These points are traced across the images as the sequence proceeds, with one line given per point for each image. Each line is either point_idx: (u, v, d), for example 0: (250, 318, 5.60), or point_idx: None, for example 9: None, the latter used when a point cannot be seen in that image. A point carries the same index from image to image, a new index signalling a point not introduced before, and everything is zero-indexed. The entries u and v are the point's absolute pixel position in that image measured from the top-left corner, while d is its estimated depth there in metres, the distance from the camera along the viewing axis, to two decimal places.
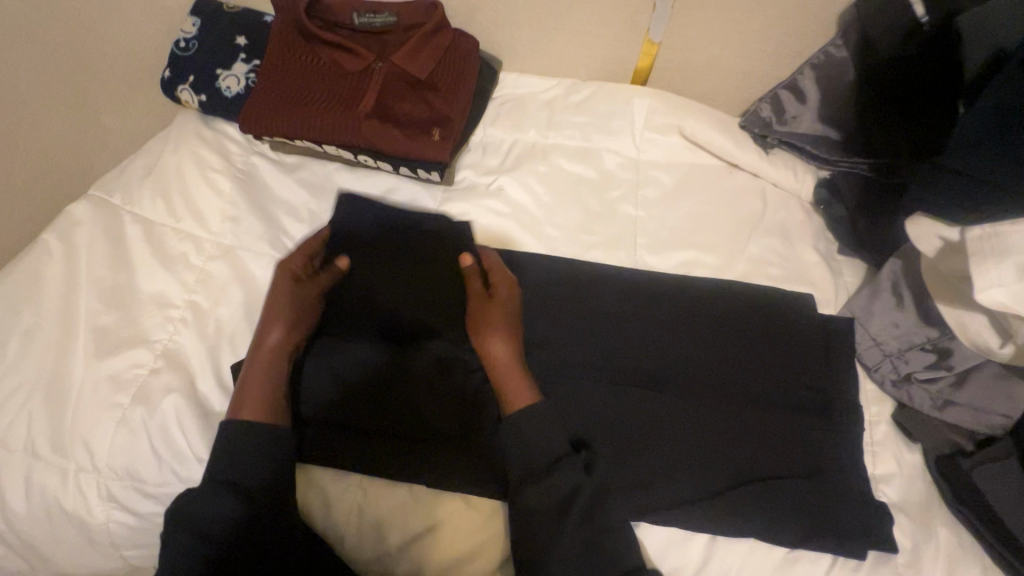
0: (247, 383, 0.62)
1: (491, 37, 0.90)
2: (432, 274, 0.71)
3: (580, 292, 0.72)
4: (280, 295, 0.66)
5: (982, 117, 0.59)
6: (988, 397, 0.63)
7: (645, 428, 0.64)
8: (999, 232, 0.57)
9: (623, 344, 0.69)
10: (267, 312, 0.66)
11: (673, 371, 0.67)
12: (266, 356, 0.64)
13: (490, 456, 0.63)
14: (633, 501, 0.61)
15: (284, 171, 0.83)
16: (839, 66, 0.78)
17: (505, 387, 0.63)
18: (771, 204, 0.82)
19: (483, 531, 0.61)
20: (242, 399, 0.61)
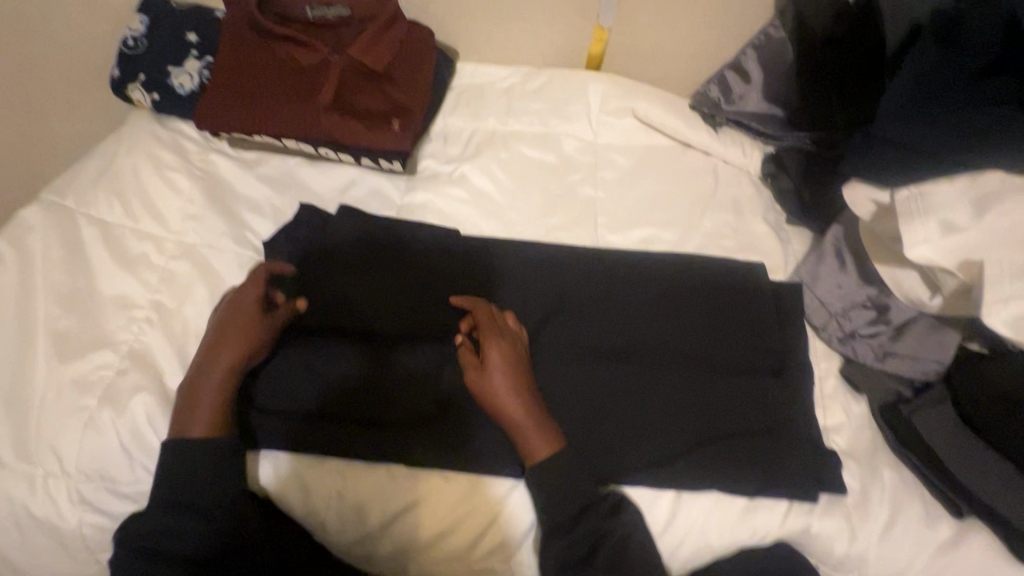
0: (196, 399, 0.61)
1: (447, 28, 0.92)
2: (404, 269, 0.71)
3: (545, 273, 0.74)
4: (238, 322, 0.64)
5: (904, 92, 0.62)
6: (924, 346, 0.68)
7: (611, 398, 0.66)
8: (924, 193, 0.62)
9: (588, 322, 0.71)
10: (223, 339, 0.64)
11: (636, 343, 0.70)
12: (221, 383, 0.62)
13: (469, 434, 0.64)
14: (602, 467, 0.63)
15: (245, 168, 0.83)
16: (777, 48, 0.85)
17: (526, 445, 0.61)
18: (722, 180, 0.87)
19: (469, 505, 0.62)
20: (189, 417, 0.61)
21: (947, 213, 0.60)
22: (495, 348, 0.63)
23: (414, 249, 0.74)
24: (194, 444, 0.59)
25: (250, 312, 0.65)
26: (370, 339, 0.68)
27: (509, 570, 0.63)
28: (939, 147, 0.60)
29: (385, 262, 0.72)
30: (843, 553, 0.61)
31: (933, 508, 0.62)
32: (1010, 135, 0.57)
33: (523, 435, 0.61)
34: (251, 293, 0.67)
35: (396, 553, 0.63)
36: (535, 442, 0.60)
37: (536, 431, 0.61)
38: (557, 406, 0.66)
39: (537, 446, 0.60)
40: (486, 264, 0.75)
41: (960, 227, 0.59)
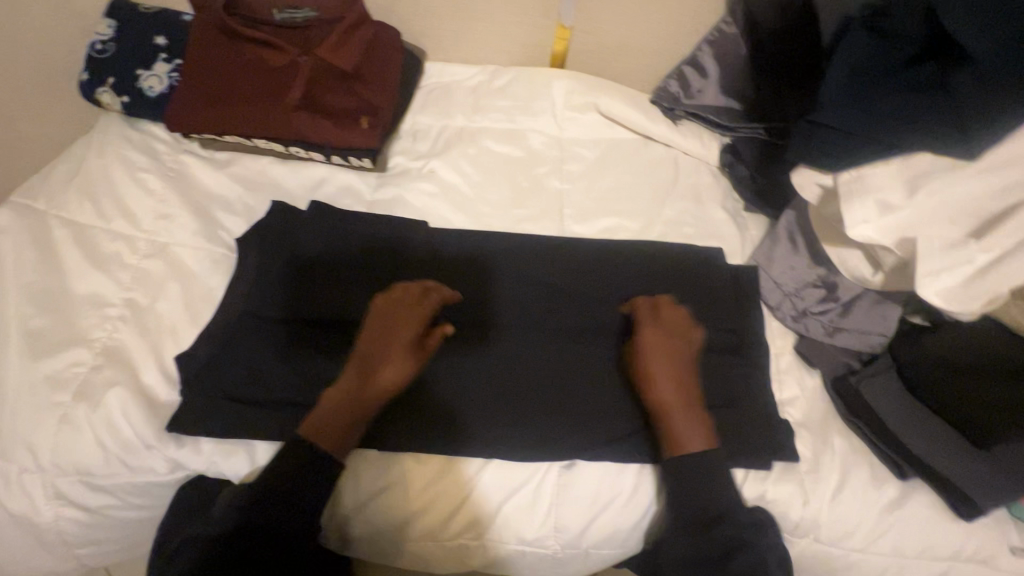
0: (326, 407, 0.62)
1: (414, 29, 0.94)
2: (398, 270, 0.75)
3: (515, 264, 0.77)
4: (396, 333, 0.65)
5: (842, 82, 0.66)
6: (869, 320, 0.72)
7: (584, 381, 0.68)
8: (862, 176, 0.65)
9: (562, 313, 0.73)
10: (381, 351, 0.64)
11: (603, 329, 0.72)
12: (343, 392, 0.62)
13: (463, 421, 0.65)
14: (569, 442, 0.65)
15: (217, 168, 0.84)
16: (731, 43, 0.88)
17: (675, 437, 0.62)
18: (683, 170, 0.90)
19: (441, 484, 0.64)
20: (326, 421, 0.61)
21: (885, 194, 0.63)
22: (646, 330, 0.66)
23: (393, 249, 0.76)
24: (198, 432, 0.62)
25: (417, 320, 0.66)
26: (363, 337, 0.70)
27: (482, 547, 0.65)
28: (874, 131, 0.63)
29: (362, 265, 0.75)
30: (798, 517, 0.65)
31: (879, 472, 0.66)
32: (942, 120, 0.59)
33: (696, 427, 0.63)
34: (397, 304, 0.67)
35: (374, 534, 0.64)
36: (689, 435, 0.62)
37: (698, 424, 0.63)
38: (538, 390, 0.67)
39: (697, 438, 0.62)
40: (472, 260, 0.77)
41: (896, 207, 0.62)
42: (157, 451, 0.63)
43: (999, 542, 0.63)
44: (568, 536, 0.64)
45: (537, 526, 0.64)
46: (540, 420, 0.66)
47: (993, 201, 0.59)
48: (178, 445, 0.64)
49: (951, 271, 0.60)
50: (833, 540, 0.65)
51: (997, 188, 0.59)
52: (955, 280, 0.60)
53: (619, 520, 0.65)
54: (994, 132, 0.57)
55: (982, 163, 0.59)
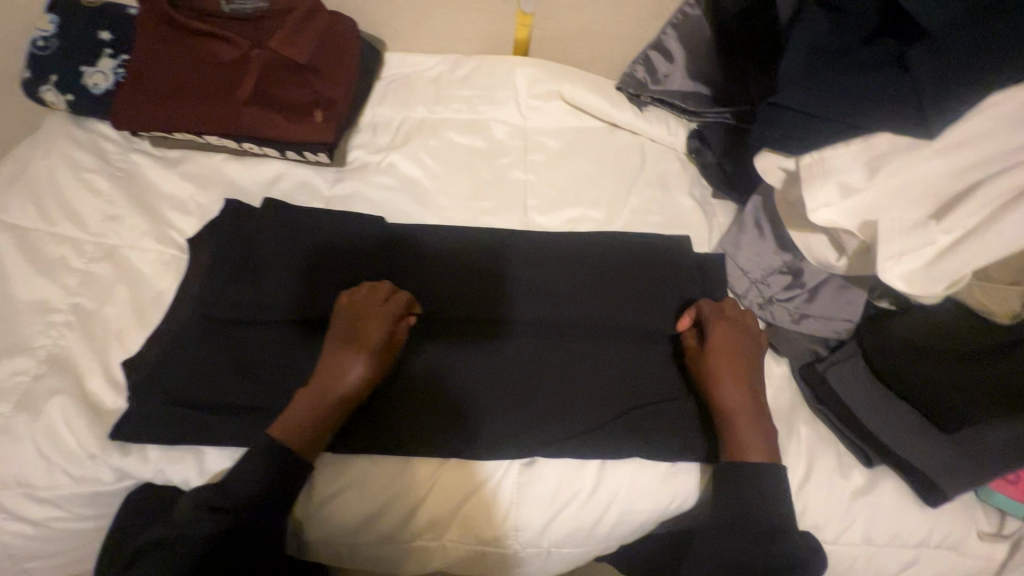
0: (294, 409, 0.60)
1: (370, 18, 0.92)
2: (397, 269, 0.73)
3: (531, 257, 0.75)
4: (362, 333, 0.63)
5: (797, 62, 0.66)
6: (835, 306, 0.70)
7: (588, 378, 0.67)
8: (824, 157, 0.62)
9: (575, 305, 0.71)
10: (346, 351, 0.62)
11: (574, 323, 0.70)
12: (313, 391, 0.61)
13: (481, 421, 0.64)
14: (530, 438, 0.64)
15: (168, 166, 0.82)
16: (695, 26, 0.87)
17: (739, 445, 0.62)
18: (649, 158, 0.88)
19: (403, 482, 0.63)
20: (292, 422, 0.59)
21: (846, 176, 0.61)
22: (719, 334, 0.67)
23: (408, 245, 0.75)
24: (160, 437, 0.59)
25: (386, 319, 0.65)
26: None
27: (442, 546, 0.64)
28: (833, 111, 0.61)
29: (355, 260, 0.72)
30: None
31: (846, 460, 0.65)
32: (897, 98, 0.58)
33: (758, 435, 0.62)
34: (366, 302, 0.66)
35: (331, 536, 0.63)
36: (751, 442, 0.62)
37: (762, 436, 0.62)
38: (550, 388, 0.67)
39: (759, 447, 0.62)
40: (490, 254, 0.75)
41: (857, 188, 0.61)
42: (100, 460, 0.61)
43: (967, 528, 0.62)
44: (529, 534, 0.63)
45: (498, 526, 0.63)
46: (549, 418, 0.65)
47: (952, 181, 0.58)
48: (122, 453, 0.62)
49: (912, 254, 0.58)
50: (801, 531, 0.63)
51: (957, 166, 0.58)
52: (915, 264, 0.58)
53: (579, 517, 0.63)
54: (952, 109, 0.55)
55: (941, 141, 0.57)
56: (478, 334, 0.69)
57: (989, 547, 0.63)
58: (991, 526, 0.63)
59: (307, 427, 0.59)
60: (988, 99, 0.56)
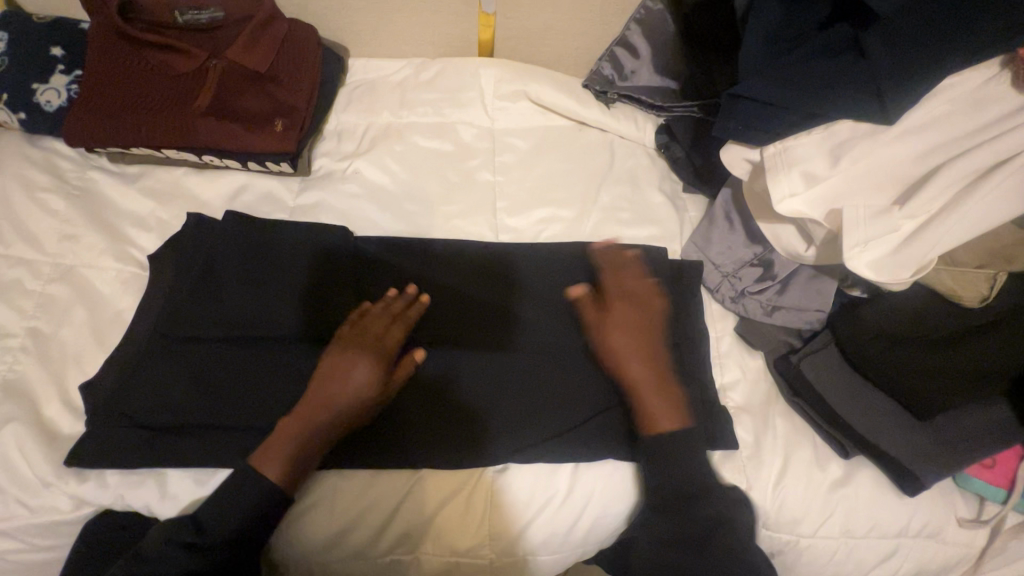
0: (274, 437, 0.58)
1: (330, 24, 0.90)
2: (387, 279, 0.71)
3: (536, 260, 0.74)
4: (360, 353, 0.62)
5: (756, 54, 0.65)
6: (807, 296, 0.70)
7: (578, 382, 0.66)
8: (788, 146, 0.62)
9: (576, 307, 0.70)
10: (335, 374, 0.61)
11: (556, 328, 0.69)
12: (298, 422, 0.59)
13: (481, 437, 0.63)
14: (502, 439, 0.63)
15: (126, 182, 0.80)
16: (658, 20, 0.85)
17: (648, 416, 0.61)
18: (619, 154, 0.88)
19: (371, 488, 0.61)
20: (271, 452, 0.57)
21: (808, 164, 0.60)
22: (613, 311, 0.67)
23: (408, 252, 0.74)
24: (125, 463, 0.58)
25: (388, 341, 0.64)
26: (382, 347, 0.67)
27: (416, 560, 0.63)
28: (794, 100, 0.60)
29: (344, 272, 0.71)
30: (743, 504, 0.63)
31: (822, 451, 0.65)
32: (859, 84, 0.57)
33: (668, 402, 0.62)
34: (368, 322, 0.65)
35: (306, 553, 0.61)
36: (659, 412, 0.61)
37: (670, 402, 0.62)
38: (548, 397, 0.65)
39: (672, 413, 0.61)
40: (487, 258, 0.73)
41: (820, 176, 0.60)
42: (57, 488, 0.60)
43: (946, 514, 0.62)
44: (504, 542, 0.62)
45: (472, 535, 0.62)
46: (541, 426, 0.64)
47: (914, 167, 0.57)
48: (80, 480, 0.60)
49: (877, 241, 0.57)
50: (779, 526, 0.63)
51: (919, 151, 0.57)
52: (883, 251, 0.58)
53: (554, 522, 0.63)
54: (911, 91, 0.55)
55: (903, 126, 0.57)
56: (481, 341, 0.68)
57: (969, 534, 0.62)
58: (970, 511, 0.63)
59: (289, 451, 0.58)
60: (944, 83, 0.56)
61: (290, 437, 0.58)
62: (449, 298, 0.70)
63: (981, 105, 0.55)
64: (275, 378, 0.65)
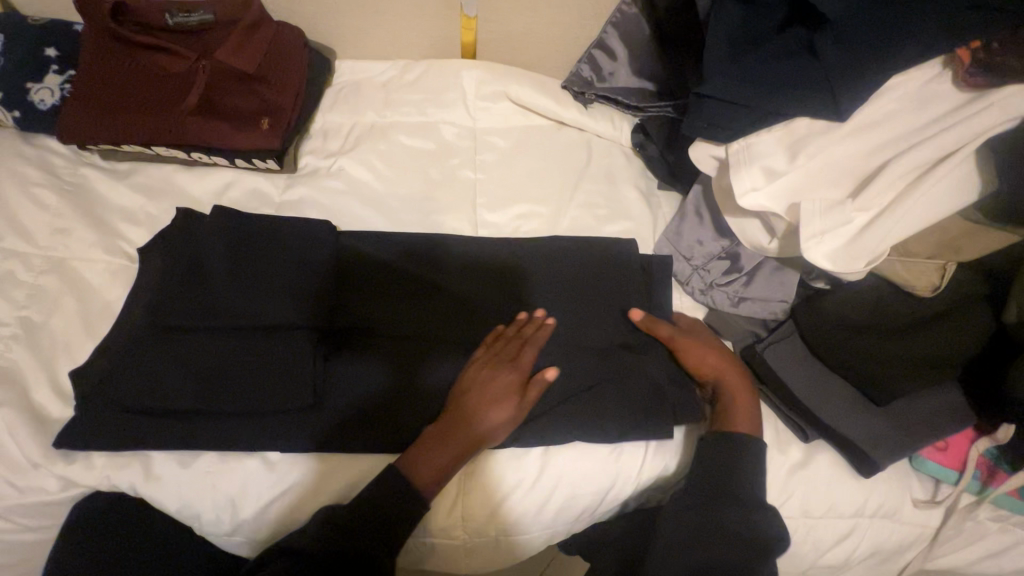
0: (427, 446, 0.62)
1: (316, 27, 0.93)
2: (392, 281, 0.74)
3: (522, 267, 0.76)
4: (497, 376, 0.65)
5: (721, 53, 0.65)
6: (772, 288, 0.72)
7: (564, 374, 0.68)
8: (750, 143, 0.65)
9: (551, 301, 0.73)
10: (486, 389, 0.64)
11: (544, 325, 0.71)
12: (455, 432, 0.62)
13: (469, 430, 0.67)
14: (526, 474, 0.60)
15: (116, 178, 0.82)
16: (634, 23, 0.88)
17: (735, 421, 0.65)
18: (595, 153, 0.91)
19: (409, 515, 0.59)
20: (423, 459, 0.62)
21: (767, 160, 0.63)
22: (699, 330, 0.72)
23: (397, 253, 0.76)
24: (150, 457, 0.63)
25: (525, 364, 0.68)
26: (378, 347, 0.70)
27: None
28: (753, 97, 0.63)
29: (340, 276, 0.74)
30: None
31: (784, 436, 0.68)
32: (815, 85, 0.60)
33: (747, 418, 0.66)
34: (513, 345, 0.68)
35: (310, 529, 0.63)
36: (745, 420, 0.65)
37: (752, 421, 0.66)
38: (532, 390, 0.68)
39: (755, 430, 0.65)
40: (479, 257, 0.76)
41: (779, 172, 0.63)
42: (45, 469, 0.62)
43: (901, 495, 0.65)
44: (476, 524, 0.65)
45: (444, 516, 0.65)
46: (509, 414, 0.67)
47: (865, 162, 0.60)
48: (67, 462, 0.62)
49: (832, 233, 0.60)
50: None
51: (869, 148, 0.60)
52: (838, 242, 0.60)
53: (524, 504, 0.65)
54: (860, 90, 0.57)
55: (854, 123, 0.60)
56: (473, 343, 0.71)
57: (924, 514, 0.65)
58: (925, 493, 0.66)
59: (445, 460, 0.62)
60: (890, 83, 0.59)
61: (449, 447, 0.62)
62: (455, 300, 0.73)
63: (928, 103, 0.58)
64: (273, 371, 0.65)
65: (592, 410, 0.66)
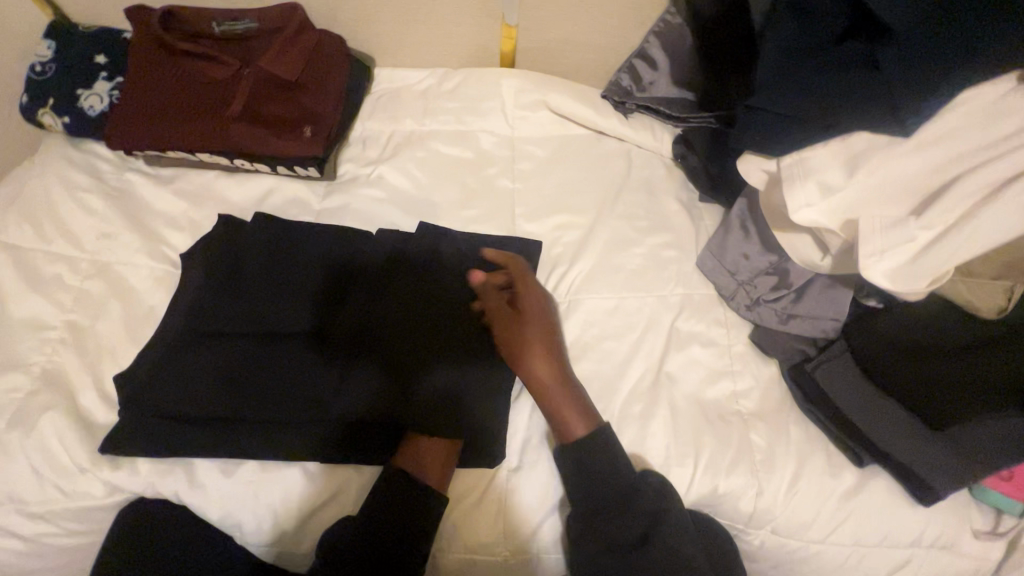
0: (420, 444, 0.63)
1: (357, 35, 0.93)
2: (400, 280, 0.69)
3: (537, 279, 0.78)
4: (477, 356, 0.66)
5: (770, 69, 0.66)
6: (822, 305, 0.70)
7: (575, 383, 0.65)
8: (804, 157, 0.63)
9: (593, 319, 0.74)
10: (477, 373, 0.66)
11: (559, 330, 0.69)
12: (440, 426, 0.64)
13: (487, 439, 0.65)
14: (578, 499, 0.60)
15: (160, 183, 0.83)
16: (677, 33, 0.88)
17: (564, 421, 0.63)
18: (635, 164, 0.89)
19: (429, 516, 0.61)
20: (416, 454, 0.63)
21: (825, 175, 0.61)
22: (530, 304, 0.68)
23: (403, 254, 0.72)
24: (199, 463, 0.63)
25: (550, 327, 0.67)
26: (377, 348, 0.66)
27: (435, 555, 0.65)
28: (811, 111, 0.61)
29: (350, 275, 0.72)
30: (750, 507, 0.64)
31: (835, 459, 0.66)
32: (880, 98, 0.57)
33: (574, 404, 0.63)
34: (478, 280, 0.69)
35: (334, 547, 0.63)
36: (571, 420, 0.63)
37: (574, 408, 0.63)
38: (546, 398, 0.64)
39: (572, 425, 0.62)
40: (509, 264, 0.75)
41: (836, 187, 0.61)
42: (91, 474, 0.62)
43: (960, 525, 0.62)
44: (518, 541, 0.64)
45: (487, 534, 0.64)
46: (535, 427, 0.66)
47: (929, 178, 0.58)
48: (113, 467, 0.63)
49: (894, 251, 0.58)
50: (788, 530, 0.65)
51: (934, 164, 0.58)
52: (898, 261, 0.58)
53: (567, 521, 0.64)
54: (928, 105, 0.55)
55: (917, 139, 0.58)
56: (465, 351, 0.67)
57: (985, 546, 0.62)
58: (987, 523, 0.63)
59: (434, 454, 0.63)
60: (961, 96, 0.56)
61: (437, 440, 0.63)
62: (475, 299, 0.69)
63: (999, 118, 0.55)
64: (283, 377, 0.66)
65: (638, 428, 0.67)
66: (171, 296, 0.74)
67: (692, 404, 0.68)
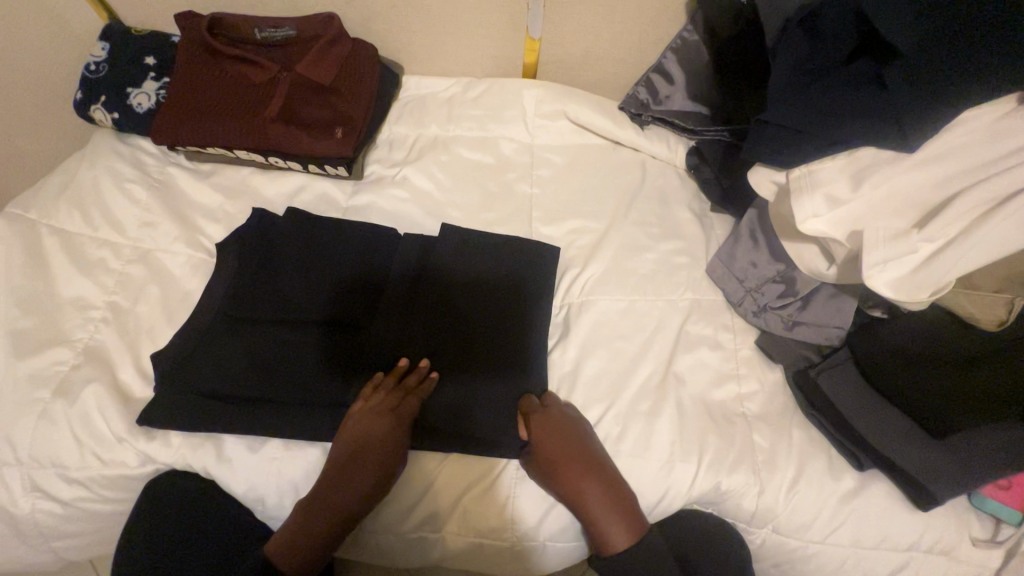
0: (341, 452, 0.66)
1: (388, 43, 0.98)
2: (423, 286, 0.74)
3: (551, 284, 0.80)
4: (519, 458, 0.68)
5: (783, 81, 0.70)
6: (827, 314, 0.72)
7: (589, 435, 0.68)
8: (812, 170, 0.66)
9: (605, 320, 0.76)
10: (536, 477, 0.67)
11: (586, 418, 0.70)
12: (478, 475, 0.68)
13: (489, 432, 0.68)
14: None
15: (200, 177, 0.88)
16: (694, 50, 0.90)
17: (612, 537, 0.65)
18: (649, 174, 0.93)
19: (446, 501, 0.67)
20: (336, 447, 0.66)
21: (831, 188, 0.64)
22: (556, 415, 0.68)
23: (428, 269, 0.75)
24: (226, 439, 0.67)
25: (586, 451, 0.67)
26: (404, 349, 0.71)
27: (441, 538, 0.68)
28: (821, 126, 0.63)
29: (375, 287, 0.75)
30: (753, 506, 0.67)
31: (836, 463, 0.68)
32: (884, 114, 0.60)
33: (619, 515, 0.65)
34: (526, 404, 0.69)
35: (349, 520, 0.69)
36: (621, 535, 0.64)
37: (624, 524, 0.64)
38: (597, 498, 0.65)
39: (621, 541, 0.64)
40: (523, 263, 0.78)
41: (844, 199, 0.63)
42: (128, 444, 0.67)
43: (958, 533, 0.64)
44: (523, 528, 0.67)
45: (493, 520, 0.67)
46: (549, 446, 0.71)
47: (933, 193, 0.60)
48: (148, 439, 0.67)
49: (897, 261, 0.60)
50: (788, 530, 0.67)
51: (938, 178, 0.60)
52: (900, 271, 0.60)
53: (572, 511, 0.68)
54: (934, 123, 0.57)
55: (919, 154, 0.60)
56: (480, 374, 0.70)
57: (981, 553, 0.64)
58: (984, 532, 0.65)
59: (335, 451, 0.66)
60: (962, 116, 0.59)
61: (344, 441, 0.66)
62: (497, 304, 0.74)
63: (1001, 136, 0.57)
64: (312, 369, 0.69)
65: (644, 425, 0.69)
66: (205, 282, 0.78)
67: (698, 405, 0.71)
